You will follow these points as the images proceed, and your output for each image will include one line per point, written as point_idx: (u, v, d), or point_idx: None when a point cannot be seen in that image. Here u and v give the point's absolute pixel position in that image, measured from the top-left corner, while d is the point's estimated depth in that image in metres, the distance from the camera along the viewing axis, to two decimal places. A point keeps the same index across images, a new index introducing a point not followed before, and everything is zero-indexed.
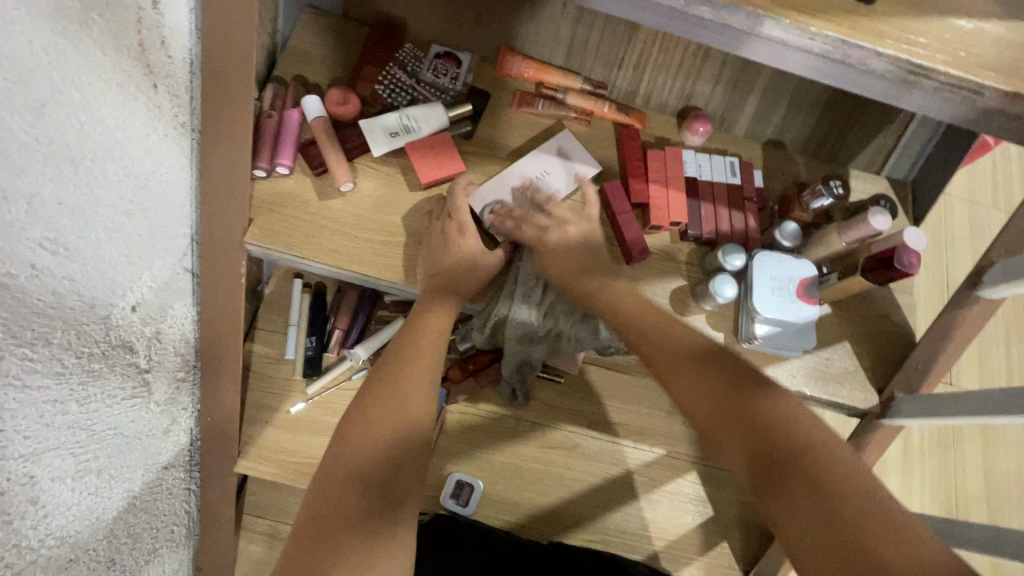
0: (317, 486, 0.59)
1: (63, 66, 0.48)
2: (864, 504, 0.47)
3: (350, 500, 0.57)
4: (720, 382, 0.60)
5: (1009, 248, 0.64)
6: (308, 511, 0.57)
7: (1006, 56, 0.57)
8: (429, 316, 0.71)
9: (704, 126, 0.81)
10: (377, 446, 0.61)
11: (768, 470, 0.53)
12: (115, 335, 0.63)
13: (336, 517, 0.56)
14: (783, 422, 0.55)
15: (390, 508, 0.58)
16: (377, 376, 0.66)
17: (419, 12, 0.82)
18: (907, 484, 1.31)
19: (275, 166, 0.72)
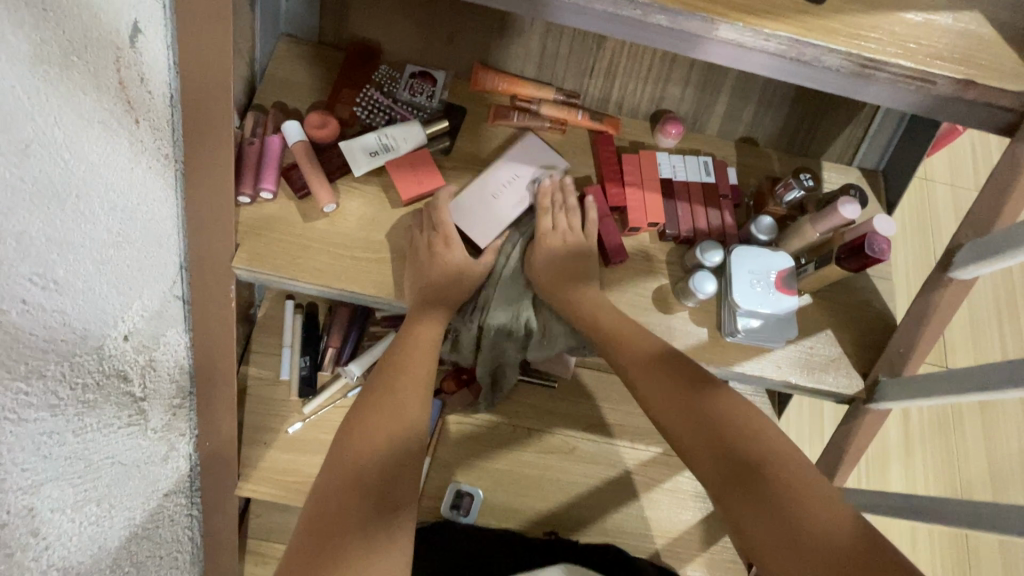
0: (314, 493, 0.60)
1: (46, 109, 0.50)
2: (810, 489, 0.56)
3: (343, 507, 0.58)
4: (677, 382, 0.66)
5: (976, 228, 0.66)
6: (308, 519, 0.57)
7: (955, 44, 0.59)
8: (417, 328, 0.72)
9: (676, 128, 0.83)
10: (370, 453, 0.61)
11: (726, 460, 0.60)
12: (109, 365, 0.64)
13: (336, 523, 0.57)
14: (732, 419, 0.62)
15: (385, 515, 0.58)
16: (370, 388, 0.68)
17: (393, 34, 0.84)
18: (910, 469, 1.31)
19: (259, 191, 0.74)
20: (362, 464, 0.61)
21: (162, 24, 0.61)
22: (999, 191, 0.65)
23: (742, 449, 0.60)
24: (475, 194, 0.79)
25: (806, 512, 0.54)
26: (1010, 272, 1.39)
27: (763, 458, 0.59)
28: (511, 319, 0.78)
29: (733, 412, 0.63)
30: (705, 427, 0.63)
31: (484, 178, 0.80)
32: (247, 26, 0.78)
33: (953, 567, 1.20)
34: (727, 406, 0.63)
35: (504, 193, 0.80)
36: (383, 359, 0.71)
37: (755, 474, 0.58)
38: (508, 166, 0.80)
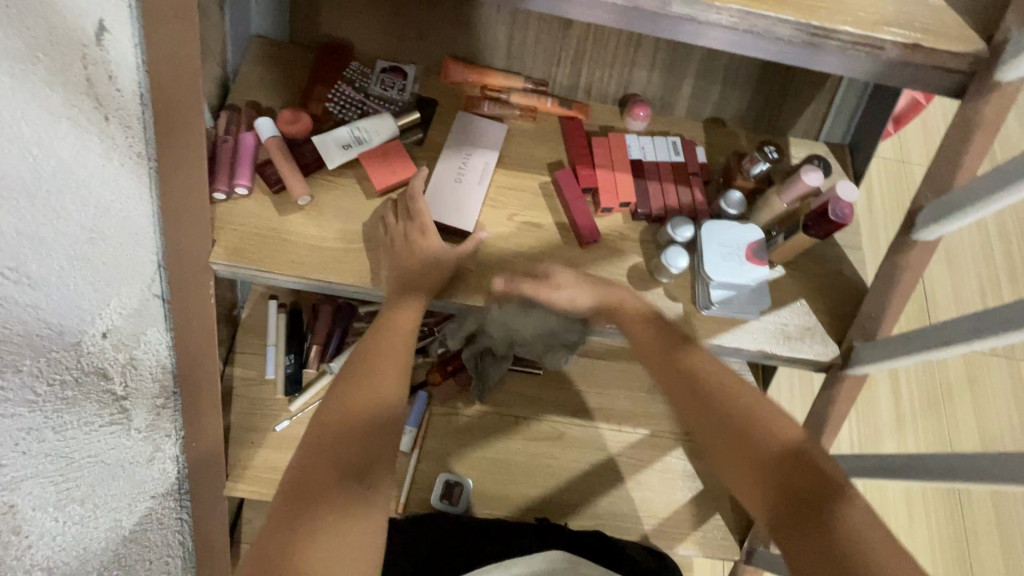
0: (292, 469, 0.60)
1: (10, 105, 0.51)
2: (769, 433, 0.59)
3: (321, 482, 0.58)
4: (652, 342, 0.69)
5: (935, 188, 0.68)
6: (286, 487, 0.58)
7: (900, 11, 0.61)
8: (396, 315, 0.72)
9: (644, 111, 0.85)
10: (348, 428, 0.62)
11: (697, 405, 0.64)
12: (86, 363, 0.66)
13: (308, 491, 0.57)
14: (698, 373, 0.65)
15: (364, 490, 0.58)
16: (345, 372, 0.67)
17: (363, 31, 0.86)
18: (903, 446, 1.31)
19: (234, 187, 0.75)
20: (341, 439, 0.61)
21: (129, 22, 0.63)
22: (954, 152, 0.67)
23: (714, 403, 0.63)
24: (436, 186, 0.80)
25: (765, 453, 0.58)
26: (988, 247, 1.41)
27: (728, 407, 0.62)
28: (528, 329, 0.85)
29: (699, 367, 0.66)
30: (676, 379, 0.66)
31: (442, 165, 0.81)
32: (218, 27, 0.79)
33: (951, 542, 1.19)
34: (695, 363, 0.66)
35: (466, 174, 0.81)
36: (363, 341, 0.71)
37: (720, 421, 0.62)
38: (457, 149, 0.82)
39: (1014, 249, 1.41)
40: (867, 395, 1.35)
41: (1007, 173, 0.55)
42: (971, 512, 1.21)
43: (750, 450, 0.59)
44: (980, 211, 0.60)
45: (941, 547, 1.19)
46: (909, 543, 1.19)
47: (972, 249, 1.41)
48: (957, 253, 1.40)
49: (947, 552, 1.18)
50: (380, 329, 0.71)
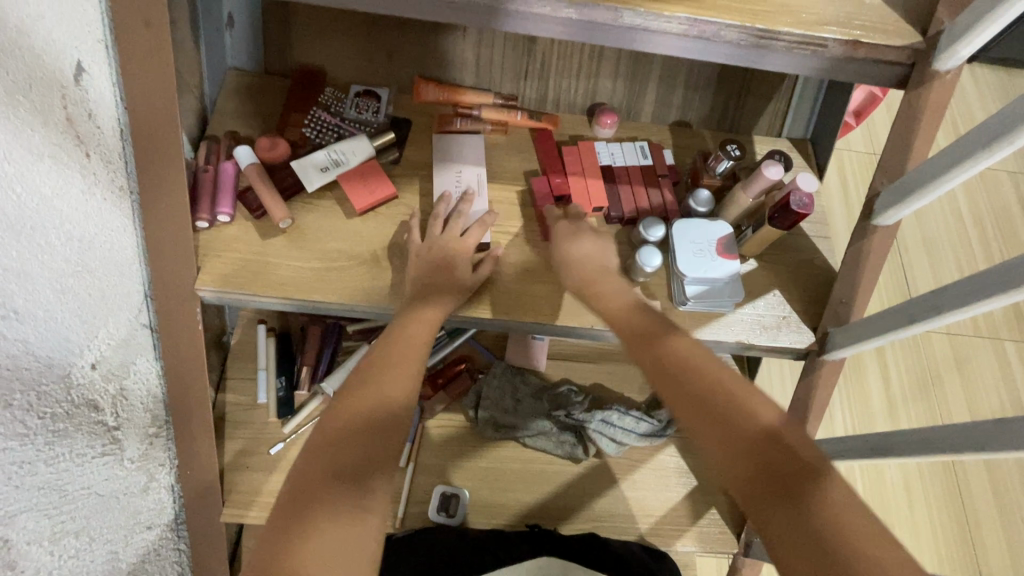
0: (294, 470, 0.61)
1: (15, 155, 0.55)
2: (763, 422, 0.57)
3: (321, 483, 0.59)
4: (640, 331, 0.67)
5: (889, 174, 0.71)
6: (291, 487, 0.59)
7: (839, 10, 0.65)
8: (413, 321, 0.72)
9: (611, 118, 0.87)
10: (351, 430, 0.63)
11: (687, 389, 0.61)
12: (75, 394, 0.68)
13: (311, 494, 0.58)
14: (691, 360, 0.63)
15: (361, 494, 0.59)
16: (351, 381, 0.68)
17: (336, 58, 0.90)
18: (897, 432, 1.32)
19: (216, 216, 0.77)
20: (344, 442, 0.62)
21: (105, 63, 0.65)
22: (903, 140, 0.70)
23: (705, 389, 0.60)
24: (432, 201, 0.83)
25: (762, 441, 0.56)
26: (963, 229, 1.45)
27: (720, 395, 0.59)
28: (584, 407, 0.99)
29: (690, 356, 0.63)
30: (667, 366, 0.63)
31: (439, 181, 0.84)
32: (193, 62, 0.82)
33: (952, 523, 1.19)
34: (684, 351, 0.64)
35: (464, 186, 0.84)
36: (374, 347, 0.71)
37: (712, 405, 0.59)
38: (449, 164, 0.85)
39: (988, 229, 1.45)
40: (857, 383, 1.37)
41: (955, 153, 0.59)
42: (969, 491, 1.21)
43: (750, 440, 0.56)
44: (933, 191, 0.63)
45: (943, 529, 1.19)
46: (911, 528, 1.19)
47: (947, 233, 1.44)
48: (933, 237, 1.44)
49: (951, 534, 1.18)
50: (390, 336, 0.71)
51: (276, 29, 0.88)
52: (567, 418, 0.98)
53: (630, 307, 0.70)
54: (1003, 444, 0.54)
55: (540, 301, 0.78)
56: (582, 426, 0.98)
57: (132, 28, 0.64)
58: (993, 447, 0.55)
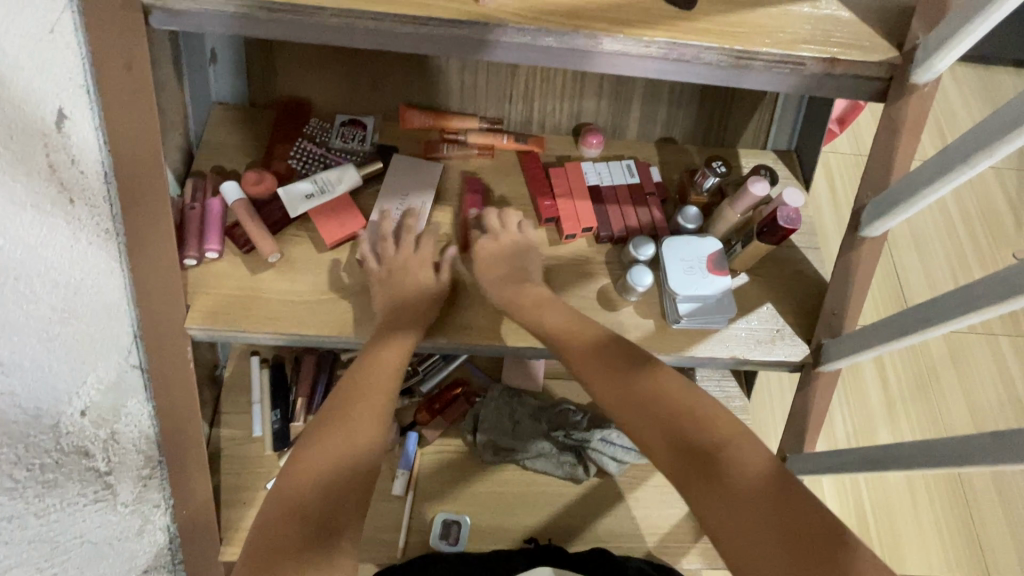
0: (266, 513, 0.60)
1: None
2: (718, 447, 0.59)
3: (294, 524, 0.59)
4: (601, 362, 0.68)
5: (874, 186, 0.72)
6: (263, 533, 0.59)
7: (817, 29, 0.65)
8: (387, 350, 0.72)
9: (596, 138, 0.88)
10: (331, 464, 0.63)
11: (643, 421, 0.63)
12: (66, 442, 0.69)
13: (285, 536, 0.58)
14: (648, 392, 0.64)
15: (336, 532, 0.59)
16: (326, 415, 0.68)
17: (321, 88, 0.90)
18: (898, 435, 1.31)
19: (204, 252, 0.77)
20: (324, 476, 0.62)
21: (89, 106, 0.64)
22: (886, 152, 0.71)
23: (664, 418, 0.62)
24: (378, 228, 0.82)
25: (718, 465, 0.58)
26: (953, 229, 1.45)
27: (675, 424, 0.61)
28: (584, 423, 0.99)
29: (648, 387, 0.65)
30: (625, 400, 0.65)
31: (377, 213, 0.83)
32: (178, 99, 0.82)
33: (958, 526, 1.19)
34: (644, 383, 0.65)
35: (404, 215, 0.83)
36: (347, 378, 0.72)
37: (669, 434, 0.61)
38: (392, 195, 0.85)
39: (977, 228, 1.46)
40: (856, 387, 1.36)
41: (942, 163, 0.59)
42: (973, 494, 1.21)
43: (706, 466, 0.58)
44: (919, 203, 0.64)
45: (949, 533, 1.18)
46: (917, 534, 1.18)
47: (937, 233, 1.45)
48: (924, 237, 1.45)
49: (955, 537, 1.18)
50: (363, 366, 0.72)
51: (260, 62, 0.88)
52: (569, 436, 0.98)
53: (600, 344, 0.70)
54: (1004, 456, 0.54)
55: None
56: (583, 444, 0.97)
57: (113, 73, 0.64)
58: (994, 460, 0.55)
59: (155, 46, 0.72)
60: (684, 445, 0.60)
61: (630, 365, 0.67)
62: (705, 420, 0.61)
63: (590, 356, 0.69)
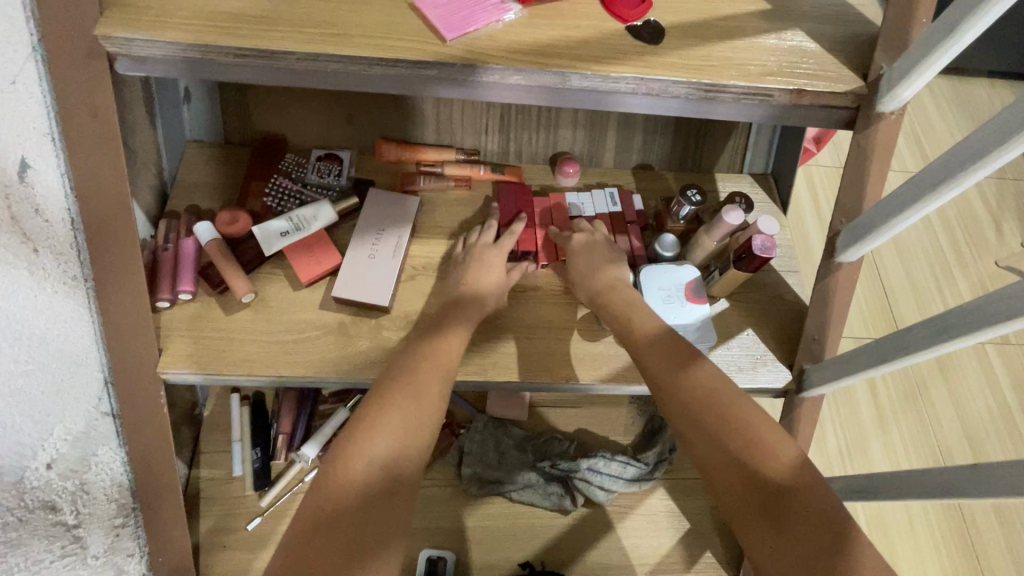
0: (315, 504, 0.59)
1: None
2: (775, 447, 0.60)
3: (346, 521, 0.58)
4: (665, 353, 0.68)
5: (848, 213, 0.72)
6: (313, 526, 0.57)
7: (782, 61, 0.66)
8: (440, 349, 0.71)
9: (572, 167, 0.88)
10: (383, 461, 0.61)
11: (705, 412, 0.63)
12: (32, 497, 0.75)
13: (334, 532, 0.57)
14: (712, 384, 0.64)
15: (384, 535, 0.58)
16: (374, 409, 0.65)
17: (297, 124, 0.90)
18: (894, 459, 1.27)
19: (177, 294, 0.76)
20: (374, 474, 0.60)
21: (54, 155, 0.64)
22: (859, 179, 0.71)
23: (727, 412, 0.62)
24: (356, 264, 0.80)
25: (773, 465, 0.59)
26: (935, 240, 1.46)
27: (736, 419, 0.62)
28: (572, 451, 0.97)
29: (712, 382, 0.65)
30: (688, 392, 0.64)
31: (350, 249, 0.81)
32: (150, 140, 0.82)
33: (959, 552, 1.15)
34: (708, 376, 0.65)
35: (379, 250, 0.81)
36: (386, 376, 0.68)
37: (728, 428, 0.61)
38: (368, 229, 0.82)
39: (959, 238, 1.47)
40: (850, 410, 1.32)
41: (914, 191, 0.59)
42: (973, 520, 1.17)
43: (762, 463, 0.59)
44: (891, 229, 0.64)
45: (950, 560, 1.14)
46: (917, 563, 1.14)
47: (921, 244, 1.46)
48: (907, 250, 1.45)
49: (954, 556, 1.14)
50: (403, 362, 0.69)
51: (235, 101, 0.88)
52: (558, 466, 0.96)
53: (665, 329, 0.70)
54: (990, 488, 0.53)
55: (515, 359, 0.77)
56: (572, 473, 0.95)
57: (78, 120, 0.62)
58: (979, 492, 0.54)
59: (125, 92, 0.72)
60: (745, 441, 0.60)
61: (694, 359, 0.67)
62: (765, 419, 0.62)
63: (654, 345, 0.69)
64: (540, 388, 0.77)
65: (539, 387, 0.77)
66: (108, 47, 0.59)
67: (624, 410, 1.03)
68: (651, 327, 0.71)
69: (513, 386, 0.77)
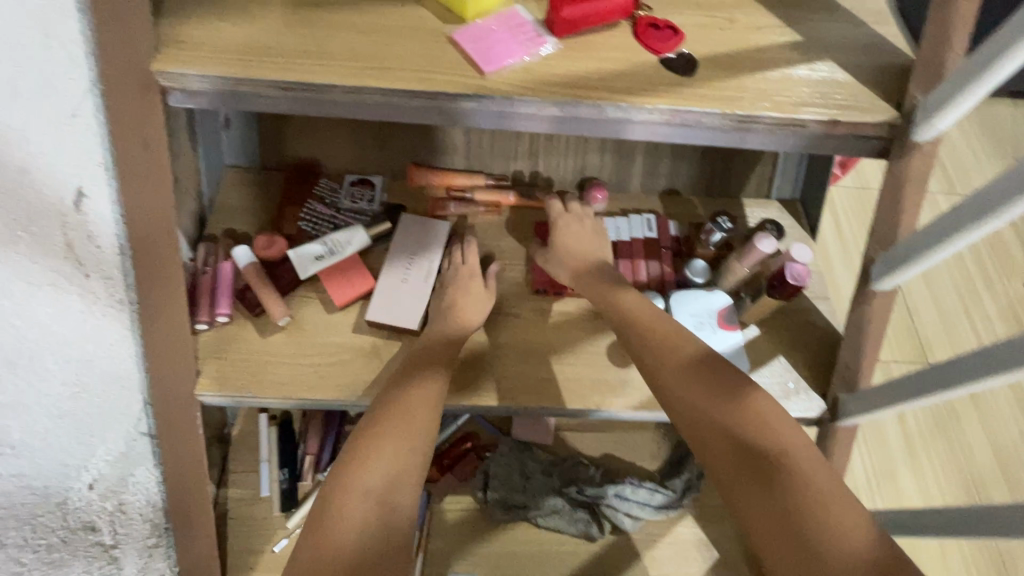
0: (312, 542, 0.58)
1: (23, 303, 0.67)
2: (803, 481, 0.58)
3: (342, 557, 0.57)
4: (689, 378, 0.66)
5: (881, 241, 0.72)
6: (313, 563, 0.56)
7: (815, 92, 0.67)
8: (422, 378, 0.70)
9: (600, 194, 0.88)
10: (381, 488, 0.61)
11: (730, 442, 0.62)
12: (74, 518, 0.79)
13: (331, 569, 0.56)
14: (741, 414, 0.63)
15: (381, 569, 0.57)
16: (364, 437, 0.65)
17: (330, 151, 0.93)
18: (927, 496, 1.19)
19: (215, 317, 0.78)
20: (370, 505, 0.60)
21: (106, 185, 0.66)
22: (893, 207, 0.71)
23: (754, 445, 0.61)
24: (385, 289, 0.81)
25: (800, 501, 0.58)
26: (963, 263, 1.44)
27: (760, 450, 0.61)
28: (599, 477, 0.97)
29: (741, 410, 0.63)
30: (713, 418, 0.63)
31: (384, 273, 0.82)
32: (192, 167, 0.84)
33: None
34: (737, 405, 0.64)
35: (411, 275, 0.82)
36: (379, 399, 0.69)
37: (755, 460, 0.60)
38: (399, 254, 0.84)
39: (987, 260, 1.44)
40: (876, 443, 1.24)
41: (952, 221, 0.59)
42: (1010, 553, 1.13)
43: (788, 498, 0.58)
44: (929, 259, 0.64)
45: None
46: None
47: None
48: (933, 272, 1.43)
49: None
50: (395, 385, 0.70)
51: (272, 128, 0.91)
52: (583, 492, 0.95)
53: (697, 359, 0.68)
54: None
55: (544, 385, 0.77)
56: (599, 502, 0.95)
57: (130, 150, 0.64)
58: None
59: (172, 122, 0.75)
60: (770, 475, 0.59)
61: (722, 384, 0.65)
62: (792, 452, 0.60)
63: (680, 368, 0.67)
64: (570, 414, 0.77)
65: (568, 414, 0.77)
66: (163, 81, 0.62)
67: (650, 435, 1.02)
68: (678, 345, 0.69)
69: (542, 412, 0.77)
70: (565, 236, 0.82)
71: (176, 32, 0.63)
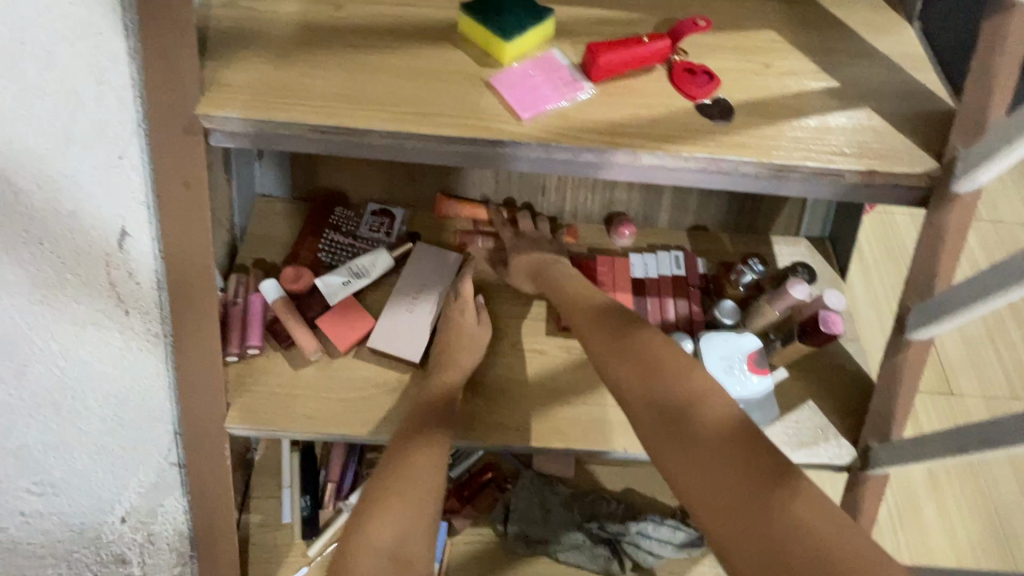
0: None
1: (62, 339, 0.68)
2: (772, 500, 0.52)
3: None
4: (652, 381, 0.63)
5: (918, 289, 0.71)
6: None
7: (852, 141, 0.66)
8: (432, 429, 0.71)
9: (629, 229, 0.90)
10: (391, 542, 0.61)
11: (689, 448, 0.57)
12: (107, 551, 0.82)
13: None
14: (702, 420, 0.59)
15: None
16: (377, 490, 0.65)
17: (359, 182, 0.94)
18: (957, 544, 1.13)
19: (245, 348, 0.79)
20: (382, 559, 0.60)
21: (147, 221, 0.67)
22: (930, 256, 0.70)
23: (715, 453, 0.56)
24: (394, 319, 0.82)
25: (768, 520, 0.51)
26: None
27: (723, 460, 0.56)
28: (620, 512, 0.96)
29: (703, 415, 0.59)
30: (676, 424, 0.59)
31: (393, 302, 0.83)
32: (225, 198, 0.85)
33: None
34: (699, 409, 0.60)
35: (418, 306, 0.83)
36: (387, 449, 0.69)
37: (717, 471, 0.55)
38: (410, 286, 0.85)
39: None
40: (906, 486, 1.19)
41: (993, 279, 0.58)
42: None
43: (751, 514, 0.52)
44: (967, 314, 0.63)
45: None
46: None
47: None
48: None
49: None
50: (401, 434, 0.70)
51: (303, 159, 0.92)
52: (604, 527, 0.95)
53: None
54: None
55: (570, 424, 0.77)
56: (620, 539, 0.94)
57: (169, 189, 0.65)
58: None
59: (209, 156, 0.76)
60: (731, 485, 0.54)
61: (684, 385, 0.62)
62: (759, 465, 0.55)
63: (644, 369, 0.64)
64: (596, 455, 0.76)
65: (593, 454, 0.77)
66: (206, 123, 0.62)
67: None
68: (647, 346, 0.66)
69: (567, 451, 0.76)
70: (522, 258, 0.85)
71: (220, 75, 0.64)
